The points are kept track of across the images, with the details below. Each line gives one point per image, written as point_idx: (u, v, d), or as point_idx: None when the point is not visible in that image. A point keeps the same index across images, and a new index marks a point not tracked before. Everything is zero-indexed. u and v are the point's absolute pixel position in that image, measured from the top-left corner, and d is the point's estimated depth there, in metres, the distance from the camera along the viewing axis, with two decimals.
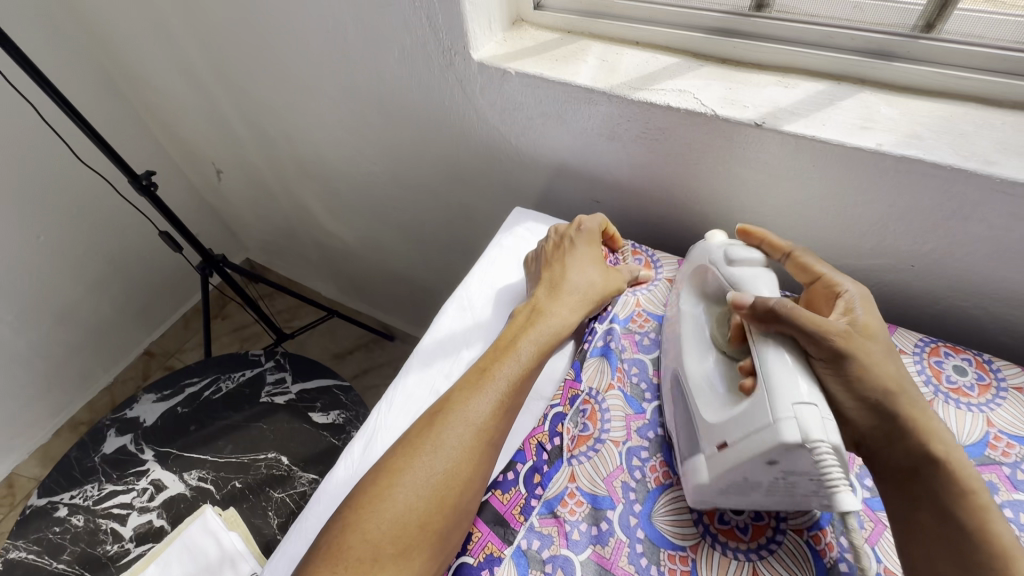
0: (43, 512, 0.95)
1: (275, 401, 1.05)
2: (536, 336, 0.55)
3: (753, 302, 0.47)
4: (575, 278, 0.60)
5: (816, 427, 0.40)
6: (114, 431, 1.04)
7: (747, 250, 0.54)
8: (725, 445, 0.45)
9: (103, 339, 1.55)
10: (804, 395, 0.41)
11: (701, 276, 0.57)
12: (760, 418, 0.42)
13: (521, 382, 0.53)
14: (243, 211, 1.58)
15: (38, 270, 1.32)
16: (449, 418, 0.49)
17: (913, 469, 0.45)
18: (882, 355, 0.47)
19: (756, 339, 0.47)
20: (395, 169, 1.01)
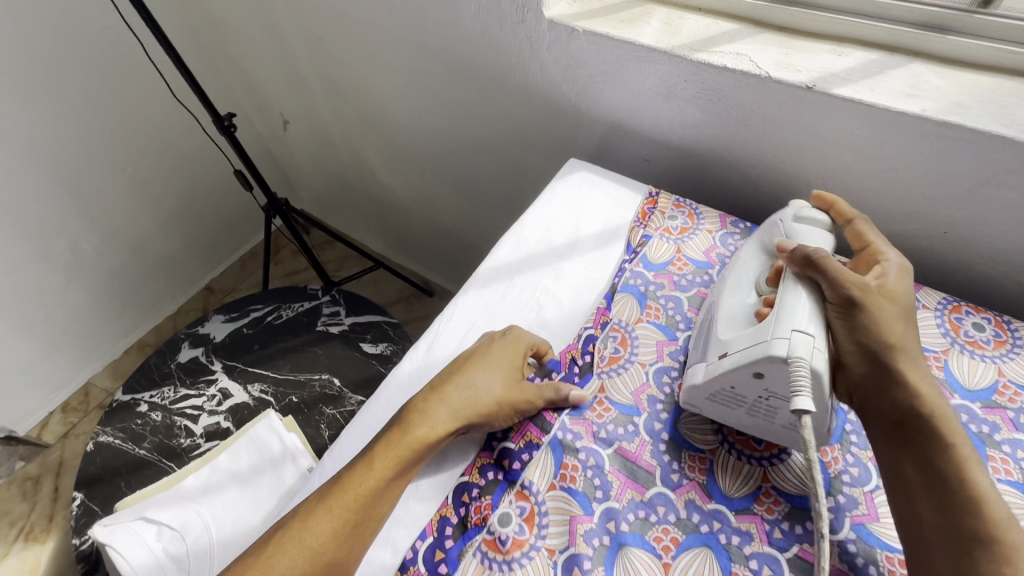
0: (126, 406, 1.08)
1: (330, 330, 1.15)
2: (397, 448, 0.53)
3: (796, 248, 0.53)
4: (467, 385, 0.56)
5: (803, 350, 0.46)
6: (188, 344, 1.16)
7: (815, 213, 0.58)
8: (724, 355, 0.50)
9: (171, 271, 1.69)
10: (803, 325, 0.47)
11: (767, 232, 0.61)
12: (759, 337, 0.48)
13: (377, 497, 0.51)
14: (303, 163, 1.68)
15: (122, 199, 1.46)
16: (283, 545, 0.49)
17: (901, 421, 0.48)
18: (898, 316, 0.50)
19: (787, 276, 0.52)
20: (456, 123, 1.08)
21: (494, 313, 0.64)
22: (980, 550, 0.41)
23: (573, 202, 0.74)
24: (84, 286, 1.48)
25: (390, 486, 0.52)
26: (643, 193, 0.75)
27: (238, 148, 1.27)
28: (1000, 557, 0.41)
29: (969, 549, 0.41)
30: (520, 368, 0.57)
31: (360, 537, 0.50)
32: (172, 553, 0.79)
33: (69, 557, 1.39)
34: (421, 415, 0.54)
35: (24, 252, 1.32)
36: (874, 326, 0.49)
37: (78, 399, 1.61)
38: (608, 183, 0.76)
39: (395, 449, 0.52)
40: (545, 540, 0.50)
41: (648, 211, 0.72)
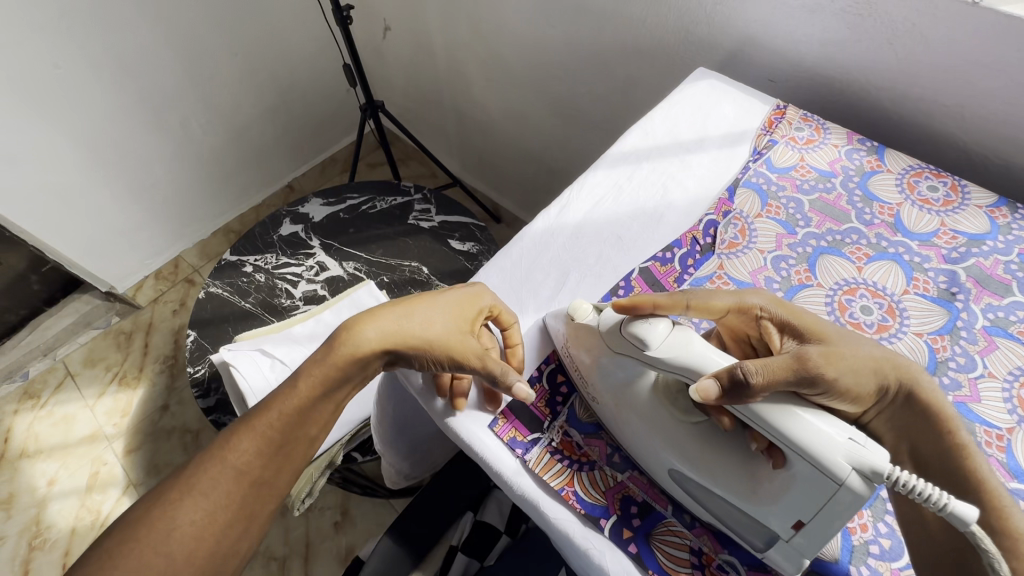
0: (232, 266, 1.18)
1: (421, 225, 1.22)
2: (322, 366, 0.54)
3: (720, 390, 0.43)
4: (386, 316, 0.55)
5: (875, 459, 0.39)
6: (289, 220, 1.24)
7: (646, 325, 0.48)
8: (802, 524, 0.42)
9: (261, 163, 1.78)
10: (846, 434, 0.40)
11: (619, 369, 0.50)
12: (823, 490, 0.41)
13: (298, 421, 0.54)
14: (395, 75, 1.72)
15: (231, 84, 1.54)
16: (214, 456, 0.53)
17: (906, 431, 0.48)
18: (852, 346, 0.46)
19: (754, 415, 0.43)
20: (572, 36, 1.10)
21: (621, 190, 0.69)
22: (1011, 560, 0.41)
23: (702, 105, 0.76)
24: (187, 162, 1.58)
25: (313, 405, 0.54)
26: (770, 104, 0.76)
27: (349, 42, 1.31)
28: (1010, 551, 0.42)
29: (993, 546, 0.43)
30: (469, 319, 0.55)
31: (291, 455, 0.54)
32: None
33: (154, 404, 1.54)
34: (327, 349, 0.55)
35: (142, 119, 1.42)
36: (857, 378, 0.45)
37: (169, 269, 1.74)
38: (737, 93, 0.78)
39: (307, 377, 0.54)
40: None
41: (776, 121, 0.74)
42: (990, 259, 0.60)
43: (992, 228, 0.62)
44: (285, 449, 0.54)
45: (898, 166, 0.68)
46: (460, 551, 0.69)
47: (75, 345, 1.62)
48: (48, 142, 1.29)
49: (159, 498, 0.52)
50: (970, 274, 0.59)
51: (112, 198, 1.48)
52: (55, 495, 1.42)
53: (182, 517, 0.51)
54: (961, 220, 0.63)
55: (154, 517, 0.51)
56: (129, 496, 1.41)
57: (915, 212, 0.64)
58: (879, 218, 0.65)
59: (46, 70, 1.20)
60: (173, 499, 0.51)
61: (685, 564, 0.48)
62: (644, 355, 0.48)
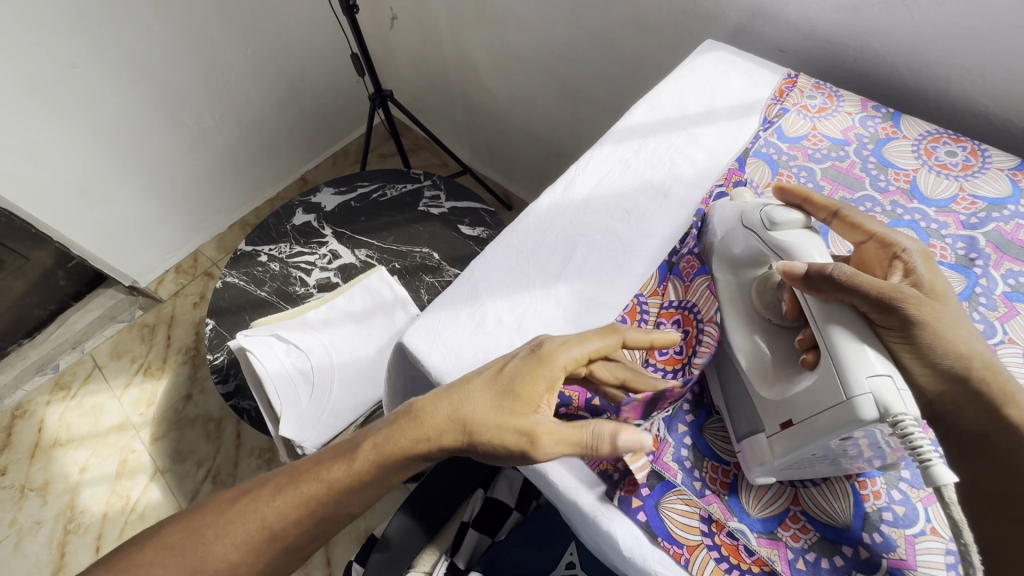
0: (248, 256, 1.20)
1: (431, 211, 1.22)
2: (376, 454, 0.50)
3: (811, 274, 0.45)
4: (470, 405, 0.48)
5: (895, 400, 0.40)
6: (301, 210, 1.26)
7: (788, 212, 0.51)
8: (790, 423, 0.44)
9: (274, 157, 1.80)
10: (878, 369, 0.41)
11: (741, 242, 0.54)
12: (828, 398, 0.42)
13: (341, 502, 0.52)
14: (403, 64, 1.73)
15: (242, 79, 1.56)
16: (255, 504, 0.54)
17: (983, 434, 0.45)
18: (953, 320, 0.45)
19: (815, 312, 0.45)
20: (577, 15, 1.09)
21: (627, 165, 0.68)
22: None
23: (709, 77, 0.75)
24: (201, 157, 1.61)
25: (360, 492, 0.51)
26: (781, 74, 0.74)
27: (356, 31, 1.31)
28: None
29: None
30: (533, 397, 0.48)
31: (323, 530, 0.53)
32: (299, 368, 0.91)
33: (178, 394, 1.58)
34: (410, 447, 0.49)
35: (157, 115, 1.44)
36: (939, 342, 0.44)
37: (188, 263, 1.78)
38: (747, 64, 0.76)
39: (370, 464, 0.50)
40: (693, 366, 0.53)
41: (786, 90, 0.72)
42: (1011, 224, 0.58)
43: (1014, 191, 0.60)
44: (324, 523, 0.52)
45: (914, 132, 0.66)
46: (471, 526, 0.69)
47: (102, 338, 1.67)
48: (69, 139, 1.32)
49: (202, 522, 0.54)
50: (989, 239, 0.58)
51: (131, 194, 1.51)
52: (87, 482, 1.47)
53: (214, 554, 0.53)
54: (979, 184, 0.61)
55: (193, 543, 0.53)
56: (157, 482, 1.46)
57: (932, 178, 0.63)
58: (894, 184, 0.63)
59: (64, 68, 1.23)
60: (212, 534, 0.53)
61: (694, 531, 0.48)
62: (766, 234, 0.51)
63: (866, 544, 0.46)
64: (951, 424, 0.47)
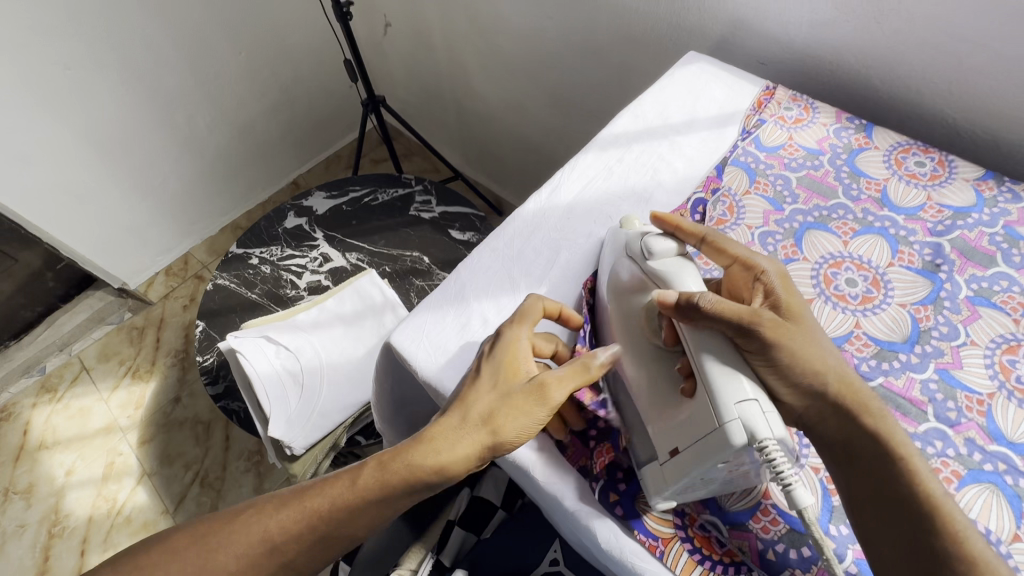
0: (239, 258, 1.21)
1: (422, 215, 1.24)
2: (384, 471, 0.51)
3: (681, 305, 0.47)
4: (481, 403, 0.51)
5: (761, 425, 0.42)
6: (293, 213, 1.27)
7: (664, 241, 0.52)
8: (674, 453, 0.46)
9: (266, 161, 1.81)
10: (746, 394, 0.43)
11: (624, 272, 0.55)
12: (704, 425, 0.44)
13: (347, 517, 0.52)
14: (397, 70, 1.75)
15: (236, 83, 1.57)
16: (259, 520, 0.53)
17: (846, 440, 0.47)
18: (807, 339, 0.48)
19: (689, 339, 0.47)
20: (567, 25, 1.11)
21: (611, 171, 0.70)
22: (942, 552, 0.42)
23: (691, 87, 0.77)
24: (194, 160, 1.62)
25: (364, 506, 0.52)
26: (760, 85, 0.77)
27: (350, 38, 1.33)
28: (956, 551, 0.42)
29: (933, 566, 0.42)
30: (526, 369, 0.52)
31: (326, 549, 0.53)
32: (288, 369, 0.93)
33: (167, 397, 1.58)
34: (416, 452, 0.50)
35: (150, 117, 1.45)
36: (798, 362, 0.47)
37: (178, 265, 1.78)
38: (728, 75, 0.79)
39: (376, 476, 0.51)
40: None
41: (765, 101, 0.75)
42: (975, 232, 0.61)
43: (978, 201, 0.63)
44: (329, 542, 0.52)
45: (885, 143, 0.69)
46: (457, 525, 0.70)
47: (90, 340, 1.67)
48: (60, 141, 1.33)
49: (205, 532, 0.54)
50: (955, 246, 0.60)
51: (122, 196, 1.52)
52: (73, 485, 1.46)
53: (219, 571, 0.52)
54: (946, 194, 0.64)
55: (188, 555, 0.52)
56: (144, 486, 1.45)
57: (902, 187, 0.65)
58: (866, 193, 0.65)
59: (57, 70, 1.24)
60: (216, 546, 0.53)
61: (669, 524, 0.50)
62: (645, 264, 0.53)
63: (832, 536, 0.48)
64: (818, 436, 0.48)
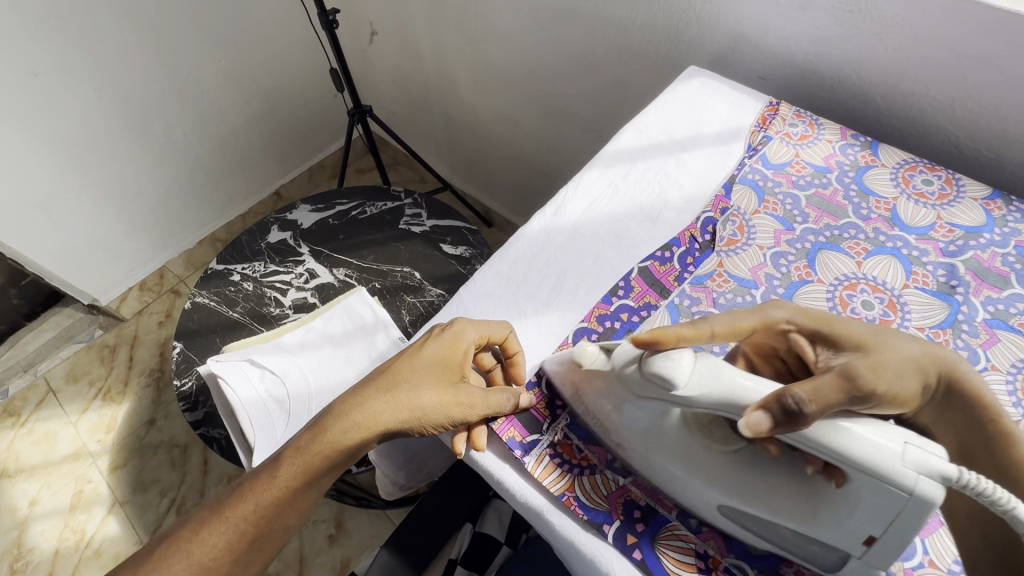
0: (220, 275, 1.16)
1: (412, 229, 1.20)
2: (299, 467, 0.55)
3: (774, 423, 0.40)
4: (406, 389, 0.54)
5: (938, 463, 0.37)
6: (277, 227, 1.22)
7: (665, 367, 0.44)
8: (873, 540, 0.40)
9: (246, 171, 1.75)
10: (897, 441, 0.38)
11: (638, 406, 0.47)
12: (892, 500, 0.38)
13: (272, 514, 0.56)
14: (383, 79, 1.71)
15: (217, 90, 1.51)
16: (182, 546, 0.55)
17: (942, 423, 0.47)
18: (882, 349, 0.46)
19: (808, 442, 0.40)
20: (560, 36, 1.09)
21: (616, 190, 0.68)
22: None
23: (693, 103, 0.76)
24: (171, 171, 1.55)
25: (290, 501, 0.56)
26: (763, 101, 0.76)
27: (336, 46, 1.29)
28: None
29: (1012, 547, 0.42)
30: (457, 366, 0.55)
31: (260, 547, 0.56)
32: (274, 395, 0.88)
33: (141, 419, 1.50)
34: (335, 440, 0.54)
35: (123, 126, 1.38)
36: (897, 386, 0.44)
37: (154, 280, 1.70)
38: (730, 91, 0.77)
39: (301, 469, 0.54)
40: None
41: (769, 117, 0.74)
42: (988, 252, 0.60)
43: (988, 220, 0.62)
44: (258, 544, 0.56)
45: (892, 161, 0.68)
46: (459, 563, 0.68)
47: (57, 360, 1.58)
48: (26, 151, 1.25)
49: (137, 572, 0.55)
50: (968, 267, 0.59)
51: (93, 208, 1.44)
52: (38, 516, 1.37)
53: None
54: (956, 214, 0.63)
55: None
56: (115, 515, 1.37)
57: (911, 206, 0.64)
58: (876, 212, 0.64)
59: (22, 77, 1.17)
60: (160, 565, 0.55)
61: (691, 568, 0.48)
62: (668, 391, 0.45)
63: None
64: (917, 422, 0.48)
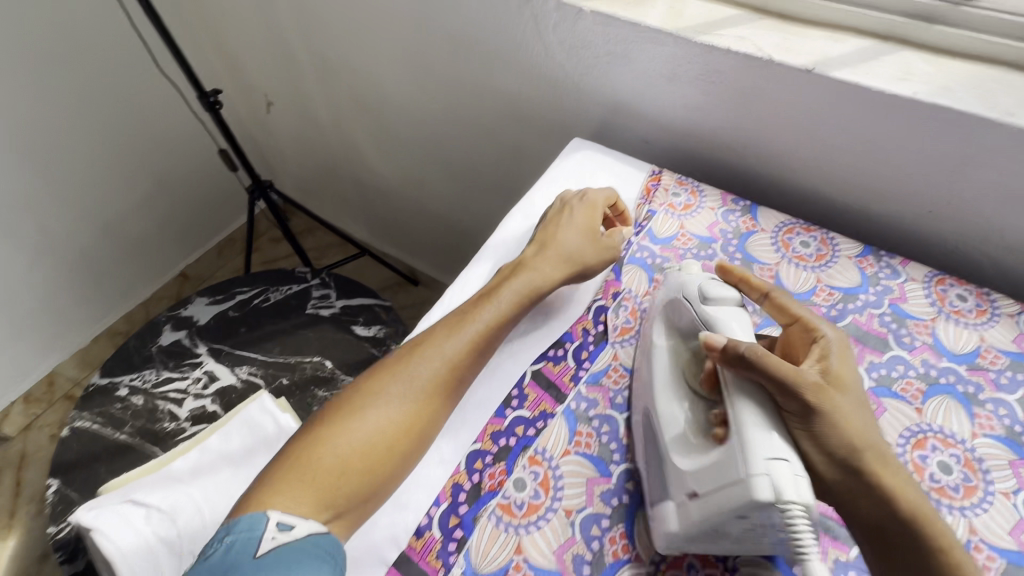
0: (104, 390, 1.04)
1: (320, 313, 1.13)
2: (488, 320, 0.57)
3: (727, 346, 0.46)
4: (567, 246, 0.62)
5: (789, 487, 0.40)
6: (170, 326, 1.12)
7: (722, 287, 0.52)
8: (694, 496, 0.44)
9: (143, 256, 1.62)
10: (780, 452, 0.41)
11: (673, 310, 0.54)
12: (728, 474, 0.42)
13: (463, 371, 0.55)
14: (287, 148, 1.65)
15: (98, 178, 1.39)
16: (379, 395, 0.52)
17: (880, 527, 0.45)
18: (855, 408, 0.47)
19: (730, 388, 0.45)
20: (452, 105, 1.08)
21: None
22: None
23: (576, 180, 0.76)
24: (51, 269, 1.40)
25: (474, 354, 0.56)
26: (646, 170, 0.76)
27: (223, 126, 1.22)
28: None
29: None
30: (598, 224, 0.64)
31: (453, 385, 0.54)
32: (164, 538, 0.77)
33: (32, 554, 1.31)
34: (483, 330, 0.56)
35: None
36: (837, 430, 0.45)
37: (42, 388, 1.53)
38: (614, 162, 0.77)
39: (442, 372, 0.53)
40: (562, 502, 0.50)
41: (652, 188, 0.74)
42: (865, 314, 0.61)
43: (862, 279, 0.64)
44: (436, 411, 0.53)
45: (770, 225, 0.69)
46: None
47: None
48: None
49: (326, 440, 0.50)
50: (849, 332, 0.60)
51: None
52: None
53: (347, 453, 0.49)
54: (834, 275, 0.64)
55: (309, 453, 0.49)
56: None
57: (792, 270, 0.65)
58: (760, 281, 0.65)
59: None
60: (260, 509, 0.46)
61: None
62: (698, 309, 0.51)
63: None
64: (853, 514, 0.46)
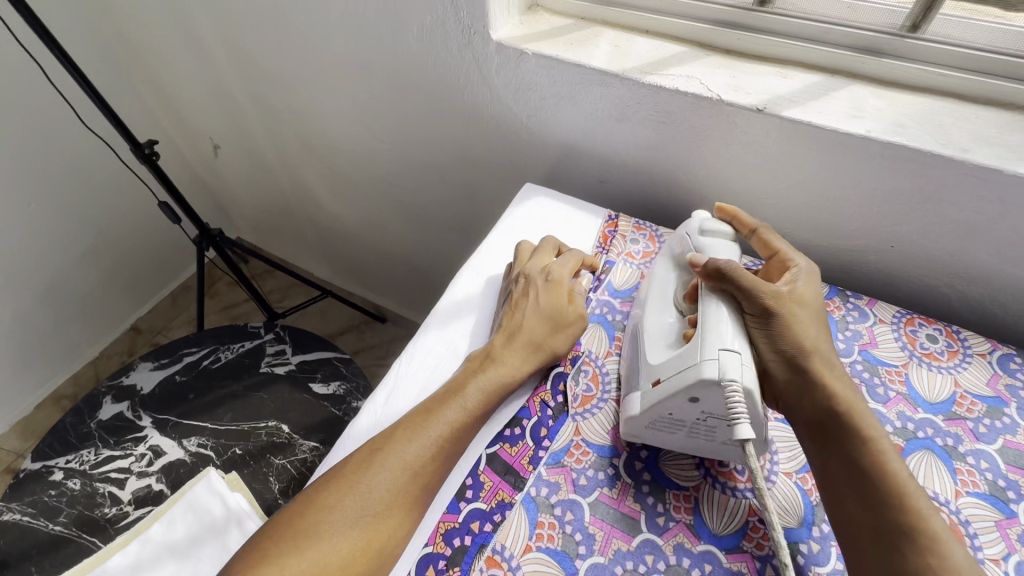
0: (37, 476, 0.95)
1: (275, 372, 1.06)
2: (456, 413, 0.51)
3: (708, 262, 0.52)
4: (536, 333, 0.57)
5: (733, 370, 0.45)
6: (110, 398, 1.04)
7: (719, 225, 0.59)
8: (658, 381, 0.49)
9: (88, 313, 1.52)
10: (728, 343, 0.47)
11: (678, 245, 0.60)
12: (687, 360, 0.48)
13: (429, 475, 0.49)
14: (239, 190, 1.58)
15: (30, 236, 1.29)
16: (334, 512, 0.45)
17: (825, 419, 0.49)
18: (811, 321, 0.52)
19: (704, 295, 0.52)
20: (402, 147, 1.04)
21: (458, 356, 0.62)
22: (900, 539, 0.42)
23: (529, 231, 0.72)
24: None
25: (441, 455, 0.50)
26: (602, 216, 0.74)
27: (162, 177, 1.15)
28: (924, 549, 0.41)
29: (895, 543, 0.42)
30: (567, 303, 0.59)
31: (416, 494, 0.48)
32: None
33: None
34: (451, 426, 0.51)
35: None
36: (794, 334, 0.50)
37: None
38: (569, 209, 0.74)
39: (405, 478, 0.47)
40: None
41: (610, 235, 0.72)
42: None
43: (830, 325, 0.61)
44: (400, 525, 0.46)
45: None
46: None
47: None
48: None
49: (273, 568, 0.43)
50: None
51: None
52: None
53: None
54: None
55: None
56: None
57: None
58: None
59: None
60: None
61: None
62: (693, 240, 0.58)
63: None
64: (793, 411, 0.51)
